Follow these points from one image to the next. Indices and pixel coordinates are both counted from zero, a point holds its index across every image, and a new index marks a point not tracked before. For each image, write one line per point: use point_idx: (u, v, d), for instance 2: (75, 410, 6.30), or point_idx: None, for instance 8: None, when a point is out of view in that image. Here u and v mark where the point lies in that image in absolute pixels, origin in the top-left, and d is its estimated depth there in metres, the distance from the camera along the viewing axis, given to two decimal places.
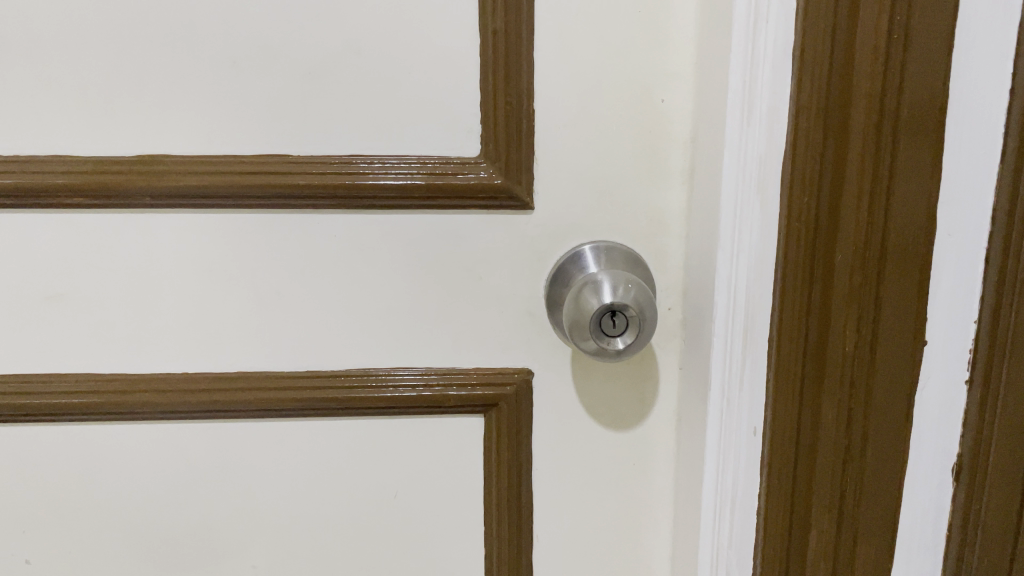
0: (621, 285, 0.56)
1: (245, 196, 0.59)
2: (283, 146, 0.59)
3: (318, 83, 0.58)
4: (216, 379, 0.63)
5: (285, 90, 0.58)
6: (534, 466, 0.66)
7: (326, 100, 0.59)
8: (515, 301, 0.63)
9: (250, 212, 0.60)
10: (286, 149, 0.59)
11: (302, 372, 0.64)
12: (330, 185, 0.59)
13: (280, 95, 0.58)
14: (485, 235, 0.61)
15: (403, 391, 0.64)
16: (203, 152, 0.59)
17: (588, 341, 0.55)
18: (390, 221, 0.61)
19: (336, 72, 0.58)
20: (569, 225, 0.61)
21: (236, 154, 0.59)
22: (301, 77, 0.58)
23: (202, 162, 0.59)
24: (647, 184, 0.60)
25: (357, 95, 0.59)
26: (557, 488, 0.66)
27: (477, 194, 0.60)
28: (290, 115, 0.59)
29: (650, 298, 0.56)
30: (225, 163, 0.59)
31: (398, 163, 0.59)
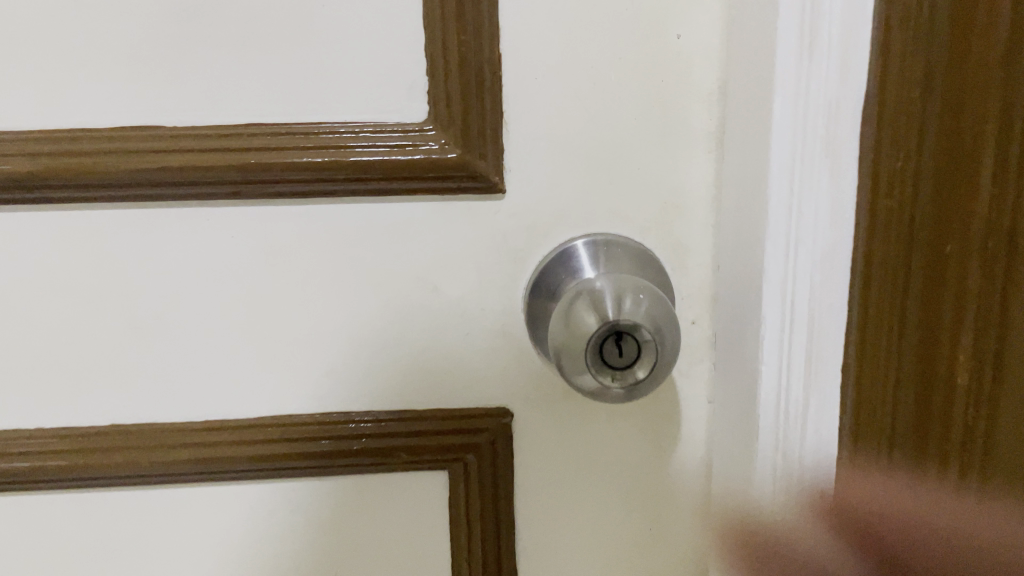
0: (628, 297, 0.40)
1: (102, 184, 0.42)
2: (150, 114, 0.42)
3: (194, 22, 0.41)
4: (81, 435, 0.46)
5: (150, 34, 0.41)
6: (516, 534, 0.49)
7: (207, 45, 0.41)
8: (484, 318, 0.46)
9: (114, 206, 0.44)
10: (156, 117, 0.42)
11: (197, 425, 0.47)
12: (218, 166, 0.42)
13: (143, 41, 0.41)
14: (440, 230, 0.45)
15: (336, 446, 0.47)
16: (40, 126, 0.42)
17: (583, 375, 0.39)
18: (308, 214, 0.44)
19: (219, 6, 0.41)
20: (555, 213, 0.45)
21: (86, 126, 0.42)
22: (171, 14, 0.41)
23: (38, 139, 0.42)
24: (660, 154, 0.44)
25: (248, 38, 0.41)
26: (548, 560, 0.50)
27: (426, 173, 0.43)
28: (158, 69, 0.42)
29: (670, 314, 0.40)
30: (71, 138, 0.42)
31: (312, 134, 0.42)
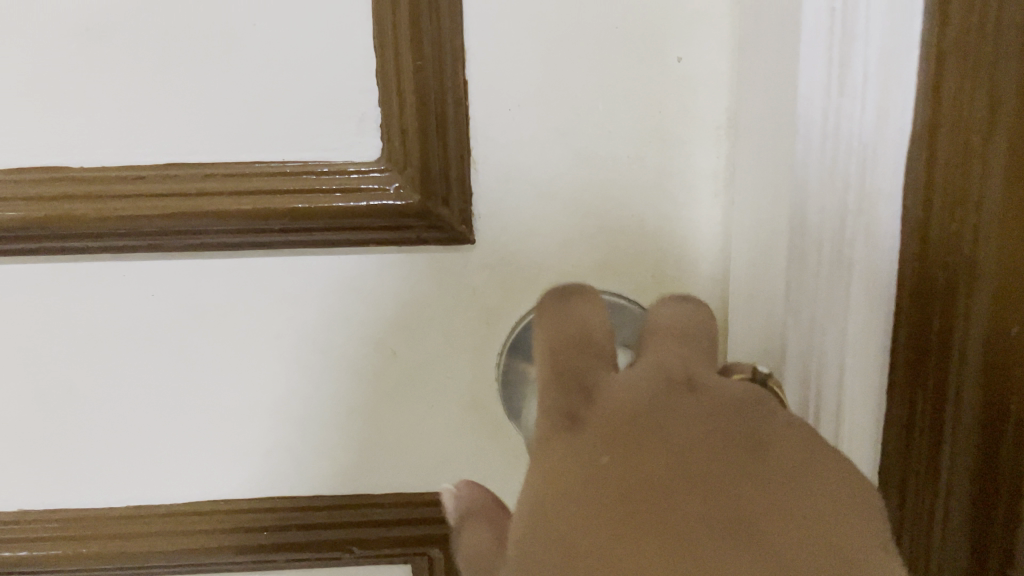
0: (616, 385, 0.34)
1: None
2: (47, 153, 0.35)
3: (96, 44, 0.34)
4: None
5: (41, 57, 0.34)
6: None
7: (113, 71, 0.34)
8: (452, 391, 0.39)
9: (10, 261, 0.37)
10: (54, 157, 0.35)
11: (116, 513, 0.40)
12: (128, 216, 0.35)
13: (34, 65, 0.34)
14: (399, 286, 0.38)
15: (280, 536, 0.40)
16: None
17: None
18: (241, 268, 0.37)
19: (126, 25, 0.34)
20: (535, 267, 0.38)
21: None
22: (68, 35, 0.34)
23: None
24: (657, 198, 0.37)
25: (162, 63, 0.34)
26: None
27: (378, 222, 0.36)
28: (54, 99, 0.34)
29: None
30: None
31: (241, 176, 0.35)
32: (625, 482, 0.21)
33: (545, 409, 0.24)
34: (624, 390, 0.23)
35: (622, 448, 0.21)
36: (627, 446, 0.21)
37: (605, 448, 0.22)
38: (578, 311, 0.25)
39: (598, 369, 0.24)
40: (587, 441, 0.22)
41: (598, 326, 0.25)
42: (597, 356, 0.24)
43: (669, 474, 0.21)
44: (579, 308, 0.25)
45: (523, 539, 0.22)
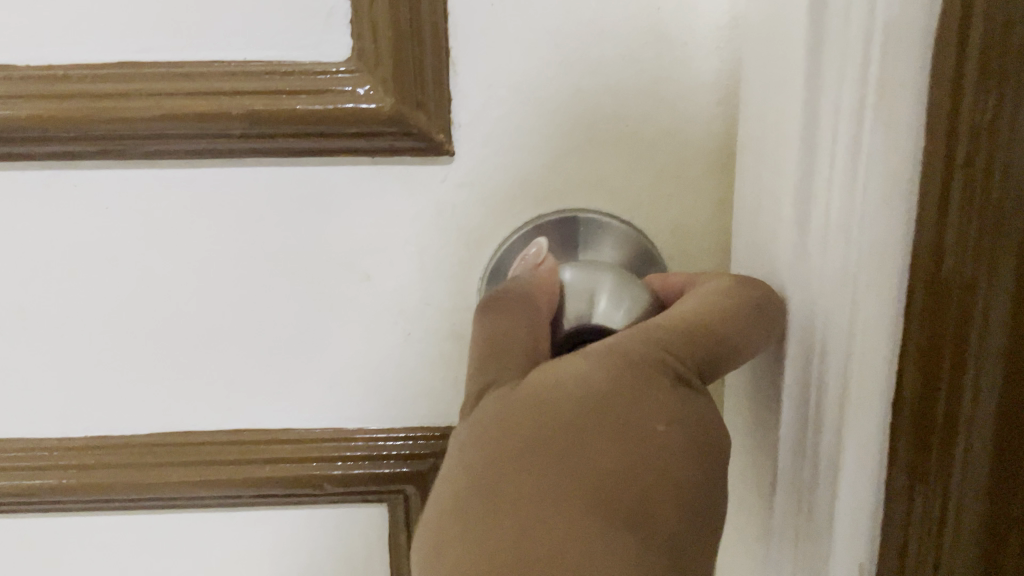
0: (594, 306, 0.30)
1: None
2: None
3: None
4: None
5: None
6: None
7: None
8: (428, 317, 0.36)
9: None
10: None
11: (73, 444, 0.37)
12: (72, 117, 0.32)
13: None
14: (370, 203, 0.35)
15: (243, 472, 0.38)
16: None
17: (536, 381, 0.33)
18: (201, 180, 0.34)
19: None
20: (518, 183, 0.34)
21: None
22: None
23: None
24: (657, 112, 0.33)
25: None
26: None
27: (346, 128, 0.33)
28: None
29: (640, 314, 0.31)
30: None
31: (196, 75, 0.32)
32: (652, 458, 0.25)
33: (688, 335, 0.28)
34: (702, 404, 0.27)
35: (674, 432, 0.26)
36: (678, 432, 0.26)
37: (668, 421, 0.26)
38: (758, 324, 0.29)
39: (726, 359, 0.28)
40: (655, 404, 0.26)
41: (749, 343, 0.29)
42: (751, 350, 0.29)
43: (675, 492, 0.25)
44: (757, 322, 0.29)
45: (543, 399, 0.26)
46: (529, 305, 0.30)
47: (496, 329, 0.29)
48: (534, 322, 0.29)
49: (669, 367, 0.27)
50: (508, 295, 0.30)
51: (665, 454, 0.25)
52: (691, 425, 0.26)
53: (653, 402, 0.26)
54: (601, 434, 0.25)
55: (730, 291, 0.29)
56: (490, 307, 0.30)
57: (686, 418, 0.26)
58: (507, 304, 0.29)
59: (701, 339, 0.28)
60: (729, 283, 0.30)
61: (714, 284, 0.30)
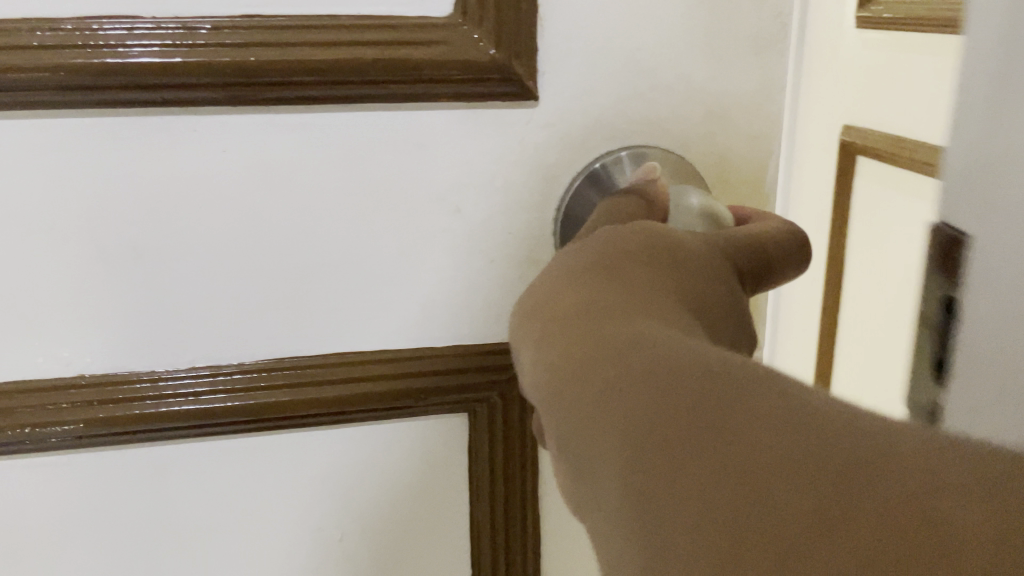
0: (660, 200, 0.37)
1: (67, 87, 0.35)
2: (127, 1, 0.35)
3: None
4: (47, 396, 0.39)
5: None
6: (545, 486, 0.45)
7: None
8: (511, 243, 0.41)
9: (82, 116, 0.36)
10: (134, 6, 0.35)
11: (186, 372, 0.40)
12: (210, 64, 0.35)
13: None
14: (465, 141, 0.40)
15: (340, 389, 0.42)
16: None
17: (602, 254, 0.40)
18: (315, 124, 0.38)
19: None
20: (593, 124, 0.40)
21: (48, 14, 0.34)
22: None
23: None
24: (705, 61, 0.40)
25: None
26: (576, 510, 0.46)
27: (455, 75, 0.37)
28: None
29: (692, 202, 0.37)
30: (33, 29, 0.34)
31: (323, 28, 0.36)
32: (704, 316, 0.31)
33: (750, 243, 0.34)
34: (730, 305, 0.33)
35: (721, 309, 0.32)
36: (723, 311, 0.32)
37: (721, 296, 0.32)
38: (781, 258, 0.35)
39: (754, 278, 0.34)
40: (713, 283, 0.32)
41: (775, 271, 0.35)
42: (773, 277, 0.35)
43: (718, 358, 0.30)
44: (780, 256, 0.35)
45: (645, 234, 0.33)
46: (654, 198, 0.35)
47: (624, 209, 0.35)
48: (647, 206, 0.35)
49: (726, 257, 0.34)
50: (634, 191, 0.36)
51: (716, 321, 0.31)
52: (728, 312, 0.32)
53: (716, 283, 0.33)
54: (680, 271, 0.32)
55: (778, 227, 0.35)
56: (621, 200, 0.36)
57: (727, 307, 0.32)
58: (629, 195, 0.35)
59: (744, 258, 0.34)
60: (780, 222, 0.35)
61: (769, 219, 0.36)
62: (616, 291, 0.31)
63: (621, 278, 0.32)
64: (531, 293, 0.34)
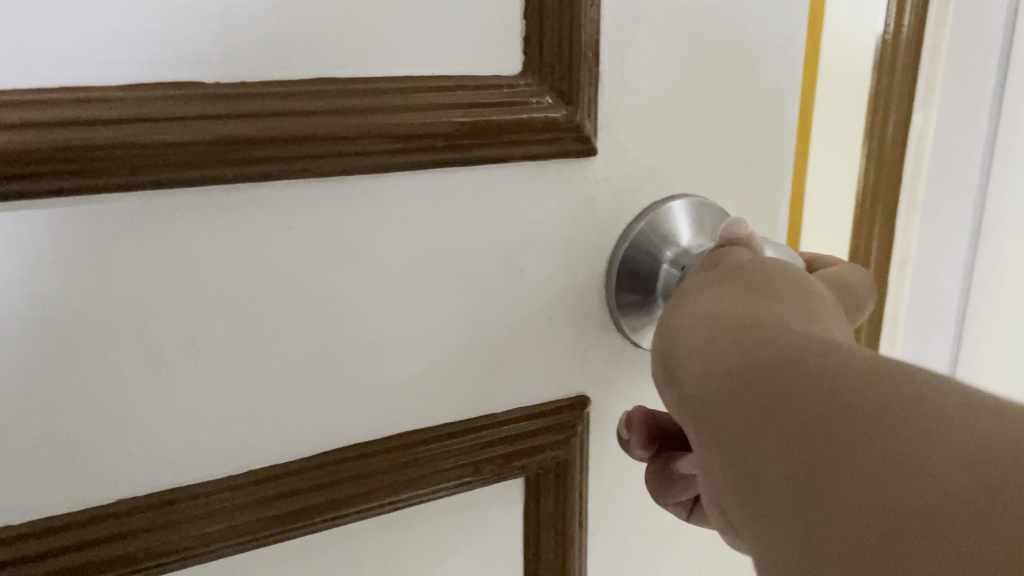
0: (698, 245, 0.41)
1: (127, 166, 0.30)
2: (191, 67, 0.30)
3: None
4: (82, 534, 0.32)
5: None
6: (596, 539, 0.45)
7: None
8: (567, 298, 0.41)
9: (132, 199, 0.31)
10: (199, 73, 0.31)
11: (242, 480, 0.35)
12: (292, 134, 0.32)
13: None
14: (527, 201, 0.38)
15: (401, 471, 0.39)
16: (25, 84, 0.28)
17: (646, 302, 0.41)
18: (383, 192, 0.35)
19: None
20: (641, 176, 0.41)
21: (99, 83, 0.29)
22: None
23: (33, 103, 0.28)
24: (735, 112, 0.42)
25: None
26: (621, 559, 0.46)
27: (527, 134, 0.37)
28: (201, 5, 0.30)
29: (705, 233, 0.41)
30: (84, 101, 0.29)
31: (401, 92, 0.34)
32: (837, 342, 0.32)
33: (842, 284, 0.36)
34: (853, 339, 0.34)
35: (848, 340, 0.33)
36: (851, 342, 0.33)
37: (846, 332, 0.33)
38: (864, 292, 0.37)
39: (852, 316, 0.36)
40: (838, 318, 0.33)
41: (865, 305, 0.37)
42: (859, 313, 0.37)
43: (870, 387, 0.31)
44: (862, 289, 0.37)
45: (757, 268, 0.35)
46: (756, 248, 0.37)
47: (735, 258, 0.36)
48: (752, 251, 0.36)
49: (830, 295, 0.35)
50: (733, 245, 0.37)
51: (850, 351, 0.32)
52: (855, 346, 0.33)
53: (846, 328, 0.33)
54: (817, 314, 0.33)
55: (854, 272, 0.38)
56: (727, 249, 0.37)
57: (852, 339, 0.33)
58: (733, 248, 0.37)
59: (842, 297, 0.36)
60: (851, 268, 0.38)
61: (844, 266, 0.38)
62: (776, 314, 0.32)
63: (776, 311, 0.32)
64: (667, 328, 0.34)
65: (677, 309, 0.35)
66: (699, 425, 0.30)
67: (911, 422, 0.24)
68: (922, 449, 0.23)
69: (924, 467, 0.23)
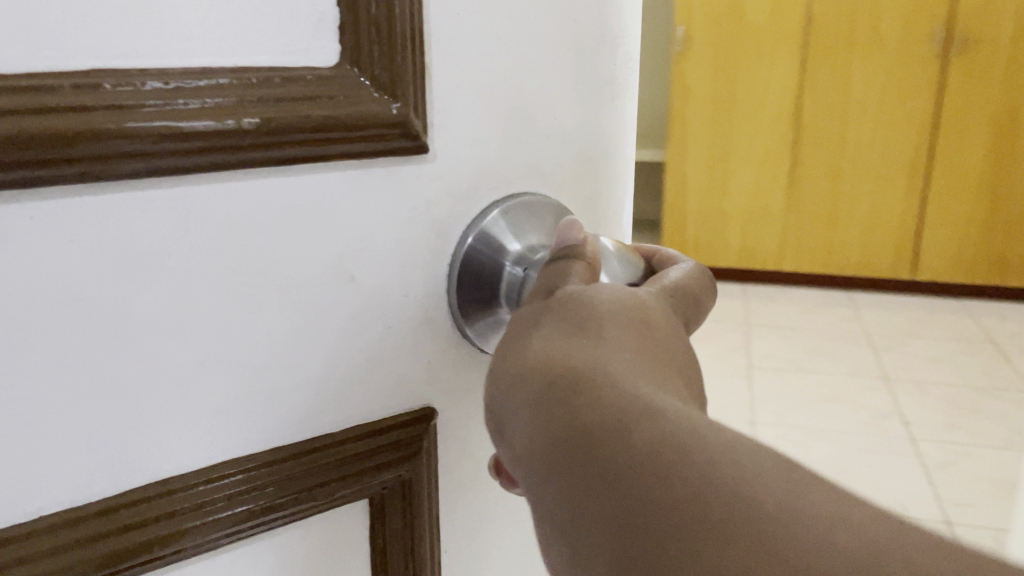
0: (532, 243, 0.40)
1: None
2: None
3: None
4: None
5: None
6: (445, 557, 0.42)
7: None
8: (406, 306, 0.38)
9: None
10: None
11: (35, 532, 0.30)
12: (69, 132, 0.27)
13: None
14: (355, 201, 0.36)
15: (230, 503, 0.35)
16: None
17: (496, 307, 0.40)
18: (184, 195, 0.31)
19: None
20: (480, 174, 0.39)
21: None
22: None
23: None
24: (573, 107, 0.41)
25: None
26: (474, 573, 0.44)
27: (346, 130, 0.34)
28: None
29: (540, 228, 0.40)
30: None
31: (198, 86, 0.30)
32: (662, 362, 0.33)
33: (681, 287, 0.37)
34: (683, 350, 0.35)
35: (674, 355, 0.34)
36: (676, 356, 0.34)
37: (675, 346, 0.34)
38: (703, 292, 0.38)
39: (689, 317, 0.37)
40: (666, 335, 0.34)
41: (705, 304, 0.38)
42: (697, 314, 0.38)
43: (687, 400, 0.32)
44: (703, 291, 0.38)
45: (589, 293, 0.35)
46: (589, 255, 0.37)
47: (569, 272, 0.36)
48: (587, 266, 0.36)
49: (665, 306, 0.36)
50: (568, 255, 0.36)
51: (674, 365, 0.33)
52: (680, 358, 0.34)
53: (674, 340, 0.35)
54: (645, 334, 0.34)
55: (692, 270, 0.38)
56: (567, 264, 0.36)
57: (678, 353, 0.34)
58: (566, 260, 0.36)
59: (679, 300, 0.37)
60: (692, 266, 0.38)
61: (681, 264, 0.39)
62: (601, 350, 0.32)
63: (602, 341, 0.33)
64: (502, 361, 0.34)
65: (506, 355, 0.34)
66: (535, 497, 0.30)
67: (745, 499, 0.25)
68: (760, 529, 0.24)
69: (769, 548, 0.23)
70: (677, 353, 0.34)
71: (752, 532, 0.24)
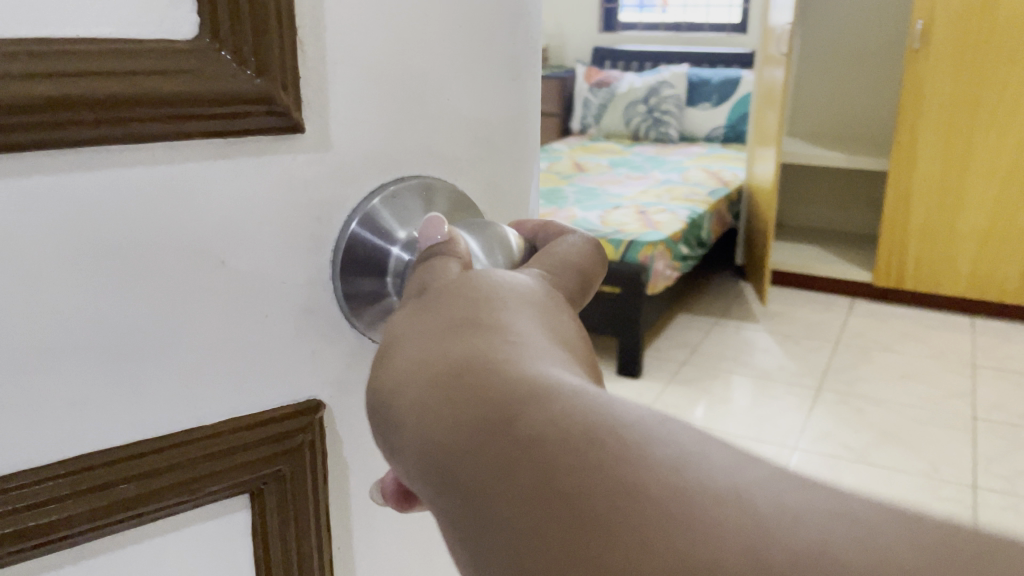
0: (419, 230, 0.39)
1: None
2: None
3: None
4: None
5: None
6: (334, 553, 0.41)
7: None
8: (285, 293, 0.37)
9: None
10: None
11: None
12: None
13: None
14: (225, 182, 0.34)
15: (98, 494, 0.32)
16: None
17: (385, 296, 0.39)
18: (29, 170, 0.28)
19: None
20: (355, 156, 0.38)
21: None
22: None
23: None
24: (449, 85, 0.40)
25: None
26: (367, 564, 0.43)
27: (208, 105, 0.32)
28: None
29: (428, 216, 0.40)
30: None
31: (38, 52, 0.27)
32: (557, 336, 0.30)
33: (564, 263, 0.35)
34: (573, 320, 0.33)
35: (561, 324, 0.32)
36: (565, 326, 0.32)
37: (561, 317, 0.32)
38: (587, 260, 0.36)
39: (578, 290, 0.35)
40: (548, 307, 0.32)
41: (595, 271, 0.36)
42: (592, 280, 0.36)
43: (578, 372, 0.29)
44: (591, 259, 0.36)
45: (463, 283, 0.32)
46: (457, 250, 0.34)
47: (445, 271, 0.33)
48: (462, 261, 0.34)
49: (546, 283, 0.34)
50: (439, 254, 0.34)
51: (568, 337, 0.31)
52: (569, 328, 0.32)
53: (561, 315, 0.32)
54: (533, 313, 0.31)
55: (575, 245, 0.36)
56: (446, 263, 0.34)
57: (568, 324, 0.32)
58: (438, 262, 0.34)
59: (564, 276, 0.35)
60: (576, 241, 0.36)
61: (560, 241, 0.37)
62: (482, 335, 0.29)
63: (485, 327, 0.30)
64: (383, 365, 0.30)
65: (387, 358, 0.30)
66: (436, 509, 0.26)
67: (664, 477, 0.22)
68: (708, 511, 0.21)
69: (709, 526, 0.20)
70: (565, 324, 0.32)
71: (705, 518, 0.21)
